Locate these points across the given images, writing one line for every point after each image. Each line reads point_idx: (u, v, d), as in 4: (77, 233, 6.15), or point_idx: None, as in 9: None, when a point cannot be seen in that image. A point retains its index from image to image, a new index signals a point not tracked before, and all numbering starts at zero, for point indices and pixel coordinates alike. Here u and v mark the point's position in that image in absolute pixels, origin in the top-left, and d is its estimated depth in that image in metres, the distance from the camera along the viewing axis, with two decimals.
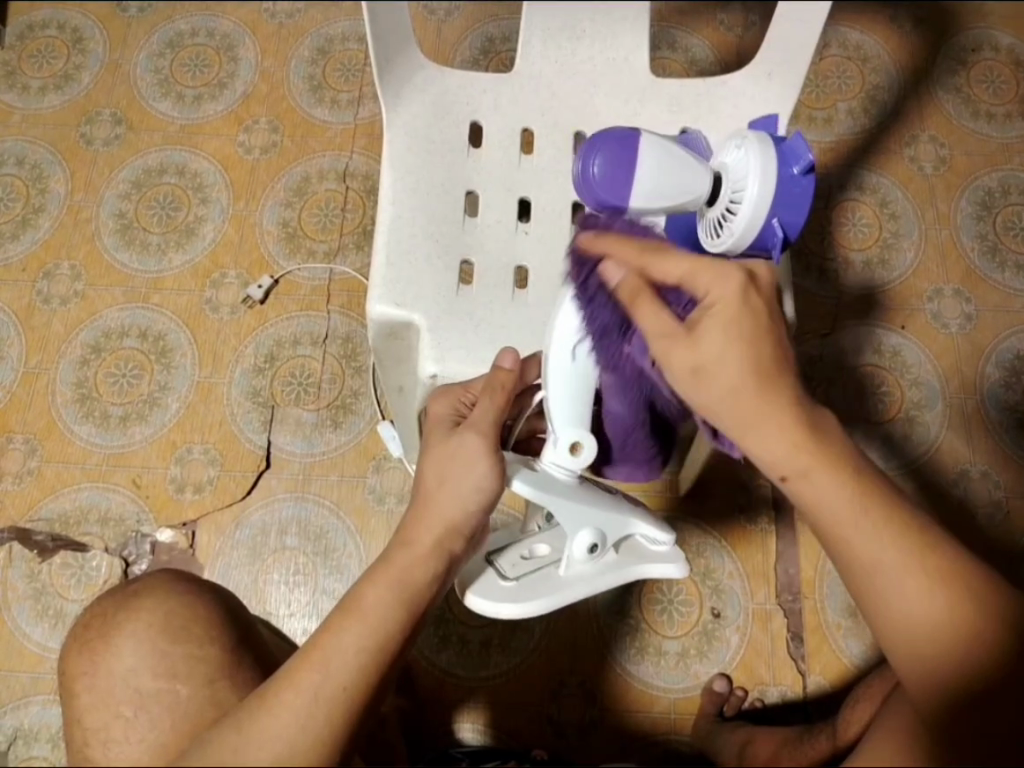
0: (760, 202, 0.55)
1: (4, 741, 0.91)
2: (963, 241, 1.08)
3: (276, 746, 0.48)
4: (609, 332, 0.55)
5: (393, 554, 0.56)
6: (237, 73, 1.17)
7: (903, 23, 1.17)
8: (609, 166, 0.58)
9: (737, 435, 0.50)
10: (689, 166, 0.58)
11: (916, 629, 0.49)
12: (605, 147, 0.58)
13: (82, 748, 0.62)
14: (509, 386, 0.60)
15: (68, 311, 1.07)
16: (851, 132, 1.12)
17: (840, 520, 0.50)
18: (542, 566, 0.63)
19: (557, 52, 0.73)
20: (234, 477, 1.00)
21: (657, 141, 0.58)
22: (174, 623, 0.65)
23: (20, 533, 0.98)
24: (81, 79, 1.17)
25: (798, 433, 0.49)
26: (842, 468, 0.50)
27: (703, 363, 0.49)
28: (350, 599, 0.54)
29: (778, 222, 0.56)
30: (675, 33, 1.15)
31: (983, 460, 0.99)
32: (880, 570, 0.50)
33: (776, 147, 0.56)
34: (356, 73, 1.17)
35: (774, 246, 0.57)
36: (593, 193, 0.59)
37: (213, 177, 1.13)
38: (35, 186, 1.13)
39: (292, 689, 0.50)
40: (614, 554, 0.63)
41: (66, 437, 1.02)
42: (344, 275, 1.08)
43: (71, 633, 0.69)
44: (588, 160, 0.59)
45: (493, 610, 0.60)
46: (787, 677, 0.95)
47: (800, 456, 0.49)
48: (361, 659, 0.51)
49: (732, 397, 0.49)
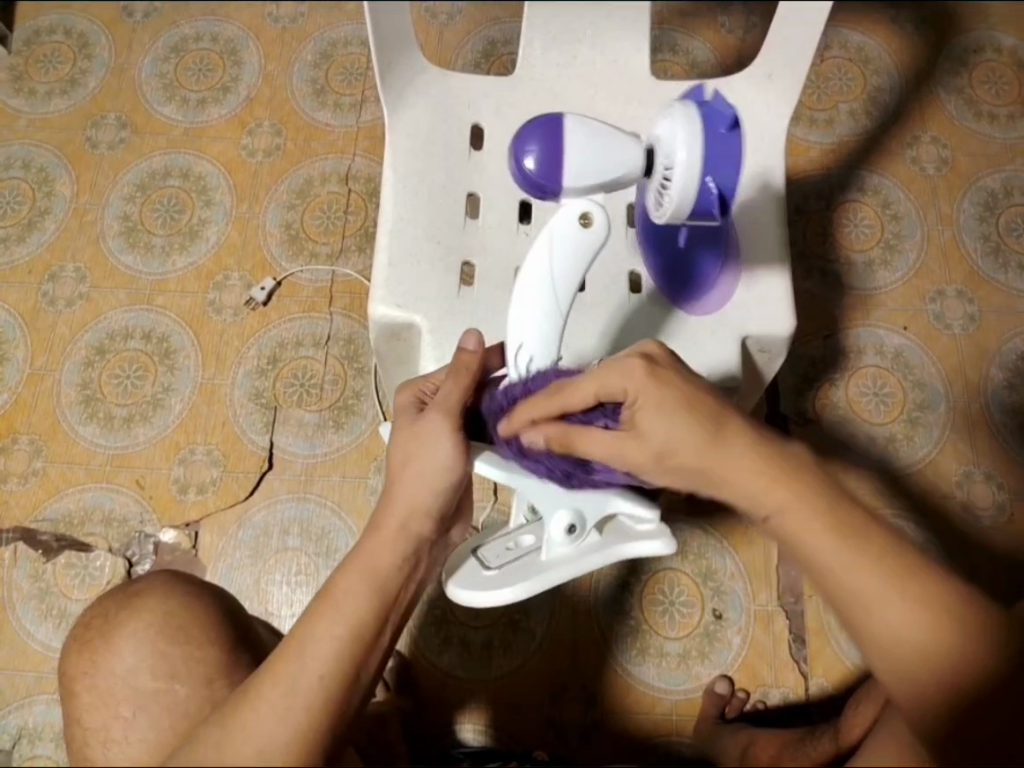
0: (692, 166, 0.56)
1: (8, 740, 0.92)
2: (965, 242, 1.08)
3: (268, 745, 0.48)
4: (572, 473, 0.57)
5: (363, 543, 0.56)
6: (240, 77, 1.18)
7: (904, 25, 1.17)
8: (544, 147, 0.59)
9: (713, 479, 0.51)
10: (616, 138, 0.60)
11: (906, 649, 0.48)
12: (535, 134, 0.60)
13: (83, 746, 0.62)
14: (473, 368, 0.59)
15: (73, 313, 1.08)
16: (852, 133, 1.13)
17: (824, 558, 0.49)
18: (524, 555, 0.63)
19: (557, 56, 0.74)
20: (237, 477, 1.01)
21: (580, 119, 0.60)
22: (177, 621, 0.66)
23: (24, 533, 0.99)
24: (87, 83, 1.18)
25: (775, 476, 0.50)
26: (824, 501, 0.50)
27: (658, 451, 0.51)
28: (325, 591, 0.54)
29: (712, 181, 0.56)
30: (675, 35, 1.16)
31: (986, 462, 0.99)
32: (865, 599, 0.48)
33: (697, 111, 0.57)
34: (358, 76, 1.17)
35: (713, 204, 0.57)
36: (525, 176, 0.61)
37: (217, 180, 1.13)
38: (41, 190, 1.14)
39: (272, 684, 0.50)
40: (598, 536, 0.62)
41: (71, 438, 1.03)
42: (347, 277, 1.08)
43: (72, 632, 0.69)
44: (521, 147, 0.61)
45: (472, 600, 0.61)
46: (789, 679, 0.94)
47: (776, 496, 0.50)
48: (341, 651, 0.52)
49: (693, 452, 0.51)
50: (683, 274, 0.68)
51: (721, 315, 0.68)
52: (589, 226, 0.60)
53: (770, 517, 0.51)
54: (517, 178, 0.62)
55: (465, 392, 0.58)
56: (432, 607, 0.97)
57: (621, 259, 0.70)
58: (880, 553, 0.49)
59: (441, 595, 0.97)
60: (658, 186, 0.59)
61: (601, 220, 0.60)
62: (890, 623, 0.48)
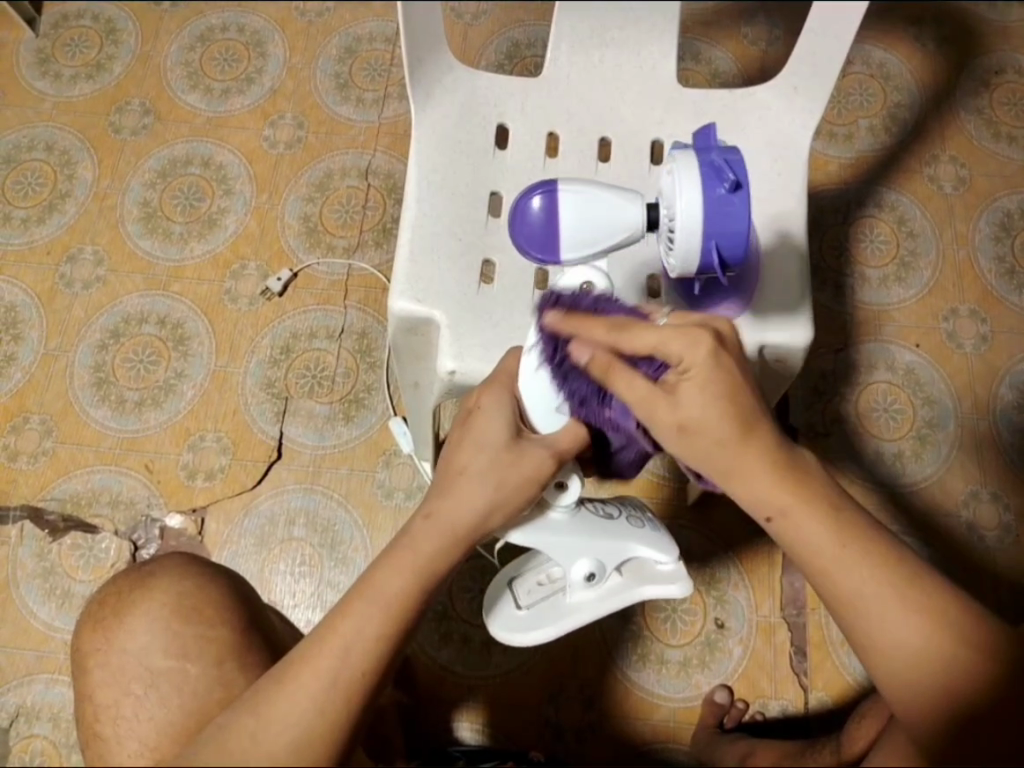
0: (692, 228, 0.57)
1: (6, 718, 0.92)
2: (980, 264, 1.08)
3: (307, 730, 0.50)
4: (587, 400, 0.57)
5: (410, 537, 0.56)
6: (265, 68, 1.19)
7: (927, 44, 1.18)
8: (551, 210, 0.64)
9: (725, 479, 0.53)
10: (614, 197, 0.64)
11: (908, 651, 0.52)
12: (535, 200, 0.65)
13: (96, 720, 0.63)
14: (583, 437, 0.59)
15: (89, 295, 1.09)
16: (871, 149, 1.13)
17: (826, 564, 0.53)
18: (551, 594, 0.67)
19: (585, 59, 0.74)
20: (245, 466, 1.01)
21: (575, 189, 0.64)
22: (191, 602, 0.66)
23: (32, 511, 1.00)
24: (113, 68, 1.19)
25: (776, 477, 0.52)
26: (821, 507, 0.53)
27: (685, 422, 0.51)
28: (368, 582, 0.54)
29: (714, 244, 0.58)
30: (699, 44, 1.16)
31: (993, 483, 0.99)
32: (863, 600, 0.52)
33: (699, 168, 0.57)
34: (381, 72, 1.18)
35: (716, 264, 0.59)
36: (526, 242, 0.66)
37: (237, 170, 1.14)
38: (63, 172, 1.15)
39: (312, 673, 0.51)
40: (619, 576, 0.66)
41: (82, 419, 1.03)
42: (362, 271, 1.09)
43: (88, 607, 0.69)
44: (523, 211, 0.66)
45: (505, 637, 0.67)
46: (788, 691, 0.94)
47: (780, 497, 0.52)
48: (381, 645, 0.53)
49: (714, 447, 0.51)
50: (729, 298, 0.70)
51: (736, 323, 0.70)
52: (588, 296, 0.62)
53: (774, 519, 0.53)
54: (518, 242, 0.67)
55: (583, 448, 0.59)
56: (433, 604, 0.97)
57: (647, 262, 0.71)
58: (872, 559, 0.53)
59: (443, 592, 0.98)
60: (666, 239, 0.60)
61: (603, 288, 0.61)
62: (886, 628, 0.52)
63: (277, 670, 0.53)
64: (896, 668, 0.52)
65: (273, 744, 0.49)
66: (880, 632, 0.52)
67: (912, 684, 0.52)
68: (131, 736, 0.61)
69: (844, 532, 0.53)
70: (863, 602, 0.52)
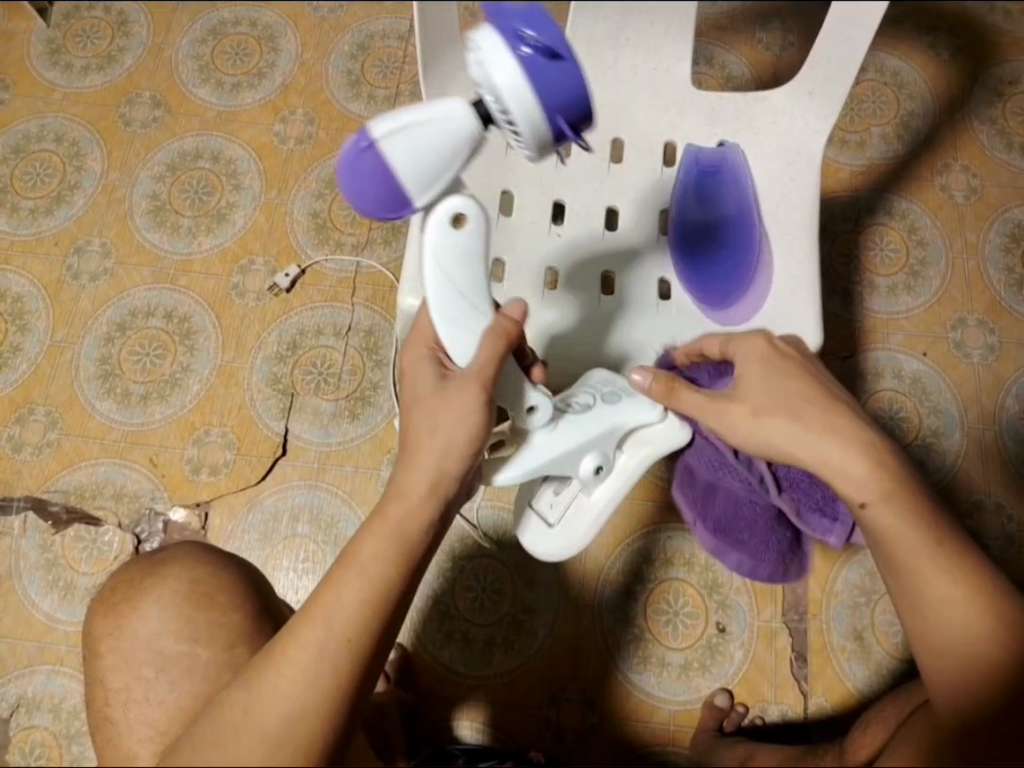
0: (526, 110, 0.49)
1: (7, 708, 0.92)
2: (989, 273, 1.08)
3: (298, 706, 0.48)
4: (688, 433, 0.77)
5: (387, 507, 0.55)
6: (277, 63, 1.19)
7: (941, 52, 1.18)
8: (381, 168, 0.51)
9: (815, 462, 0.60)
10: (432, 109, 0.51)
11: (963, 642, 0.56)
12: (355, 158, 0.51)
13: (103, 708, 0.63)
14: (513, 336, 0.58)
15: (96, 287, 1.09)
16: (883, 157, 1.13)
17: (913, 552, 0.58)
18: (573, 497, 0.73)
19: (601, 60, 0.75)
20: (250, 461, 1.01)
21: (385, 124, 0.50)
22: (197, 592, 0.66)
23: (36, 502, 1.00)
24: (124, 61, 1.19)
25: (878, 461, 0.59)
26: (915, 504, 0.59)
27: (759, 406, 0.61)
28: (348, 555, 0.54)
29: (557, 115, 0.50)
30: (712, 48, 1.16)
31: (998, 494, 0.99)
32: (943, 591, 0.57)
33: (500, 40, 0.48)
34: (393, 70, 1.18)
35: (566, 131, 0.51)
36: (378, 211, 0.53)
37: (247, 165, 1.14)
38: (72, 163, 1.14)
39: (300, 647, 0.50)
40: (623, 454, 0.70)
41: (88, 411, 1.03)
42: (370, 269, 1.09)
43: (97, 597, 0.69)
44: (348, 172, 0.52)
45: (550, 556, 0.73)
46: (789, 696, 0.94)
47: (880, 481, 0.59)
48: (367, 615, 0.51)
49: (794, 424, 0.60)
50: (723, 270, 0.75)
51: (746, 326, 0.73)
52: (463, 223, 0.55)
53: (869, 504, 0.59)
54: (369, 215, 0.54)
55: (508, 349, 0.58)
56: (435, 603, 0.98)
57: (652, 264, 0.75)
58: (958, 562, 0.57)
59: (446, 591, 0.98)
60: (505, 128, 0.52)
61: (468, 209, 0.55)
62: (950, 621, 0.56)
63: (267, 650, 0.52)
64: (942, 666, 0.56)
65: (265, 725, 0.48)
66: (947, 621, 0.56)
67: (954, 673, 0.56)
68: (133, 729, 0.61)
69: (922, 533, 0.58)
70: (944, 597, 0.57)
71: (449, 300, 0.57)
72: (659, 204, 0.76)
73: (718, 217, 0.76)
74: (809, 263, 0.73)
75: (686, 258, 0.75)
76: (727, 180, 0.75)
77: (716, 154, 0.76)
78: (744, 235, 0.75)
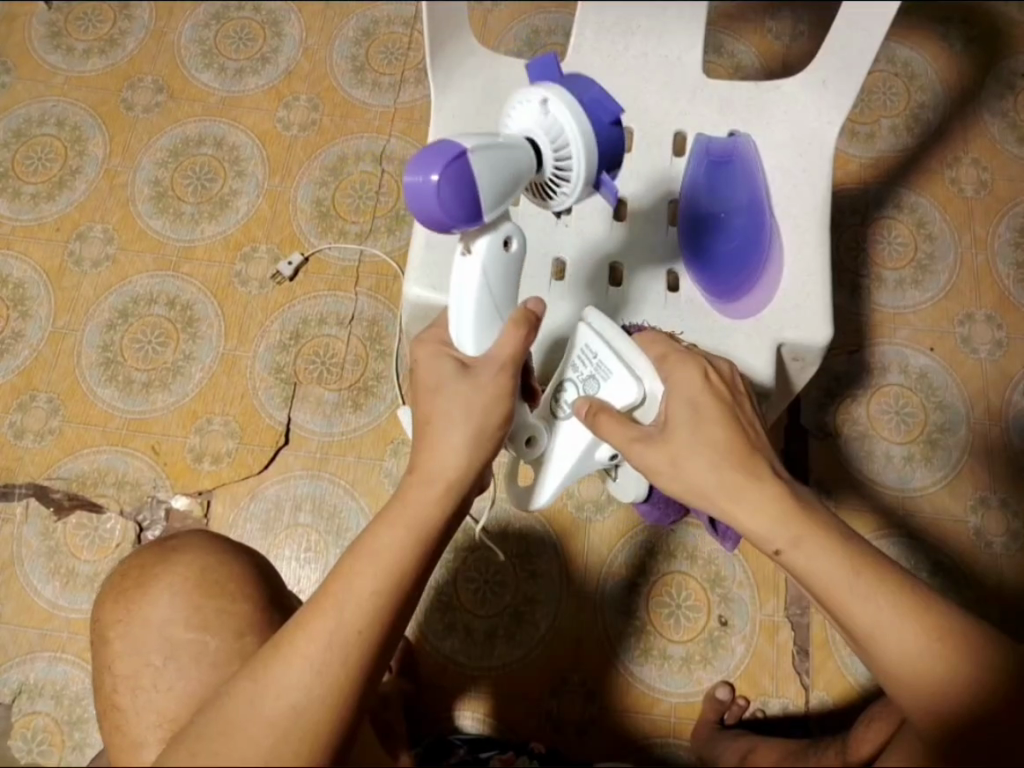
0: (589, 168, 0.57)
1: (10, 694, 0.92)
2: (998, 268, 1.07)
3: (308, 695, 0.48)
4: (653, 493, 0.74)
5: (407, 496, 0.55)
6: (281, 48, 1.17)
7: (953, 44, 1.16)
8: (464, 180, 0.51)
9: (730, 513, 0.57)
10: (505, 139, 0.54)
11: (913, 668, 0.53)
12: (444, 162, 0.50)
13: (110, 695, 0.63)
14: (533, 323, 0.58)
15: (98, 274, 1.08)
16: (892, 149, 1.12)
17: (837, 593, 0.54)
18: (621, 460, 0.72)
19: (611, 48, 0.76)
20: (253, 450, 1.01)
21: (476, 143, 0.51)
22: (211, 577, 0.66)
23: (37, 489, 0.99)
24: (126, 44, 1.18)
25: (779, 506, 0.56)
26: (829, 537, 0.55)
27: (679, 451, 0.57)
28: (362, 542, 0.53)
29: (605, 179, 0.60)
30: (722, 37, 1.15)
31: (1003, 490, 0.98)
32: (876, 625, 0.53)
33: (578, 106, 0.56)
34: (399, 56, 1.16)
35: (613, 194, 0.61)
36: (445, 224, 0.52)
37: (250, 151, 1.13)
38: (73, 148, 1.13)
39: (308, 637, 0.49)
40: None
41: (89, 398, 1.03)
42: (374, 258, 1.08)
43: (111, 579, 0.69)
44: (421, 186, 0.50)
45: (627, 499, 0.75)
46: (789, 690, 0.94)
47: (787, 528, 0.55)
48: (379, 602, 0.51)
49: (712, 473, 0.57)
50: (740, 265, 0.73)
51: (757, 319, 0.72)
52: (508, 249, 0.58)
53: (782, 552, 0.56)
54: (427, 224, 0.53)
55: (525, 338, 0.58)
56: (437, 594, 0.98)
57: (660, 255, 0.74)
58: (883, 587, 0.54)
59: (447, 583, 0.98)
60: (549, 184, 0.58)
61: (516, 236, 0.58)
62: (893, 649, 0.53)
63: (274, 640, 0.51)
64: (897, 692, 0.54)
65: (270, 718, 0.47)
66: (888, 651, 0.53)
67: (914, 698, 0.53)
68: (139, 717, 0.61)
69: (850, 564, 0.54)
70: (874, 632, 0.54)
71: (484, 312, 0.59)
72: (668, 194, 0.76)
73: (736, 208, 0.75)
74: (821, 255, 0.72)
75: (703, 255, 0.74)
76: (740, 170, 0.74)
77: (727, 144, 0.75)
78: (754, 227, 0.74)
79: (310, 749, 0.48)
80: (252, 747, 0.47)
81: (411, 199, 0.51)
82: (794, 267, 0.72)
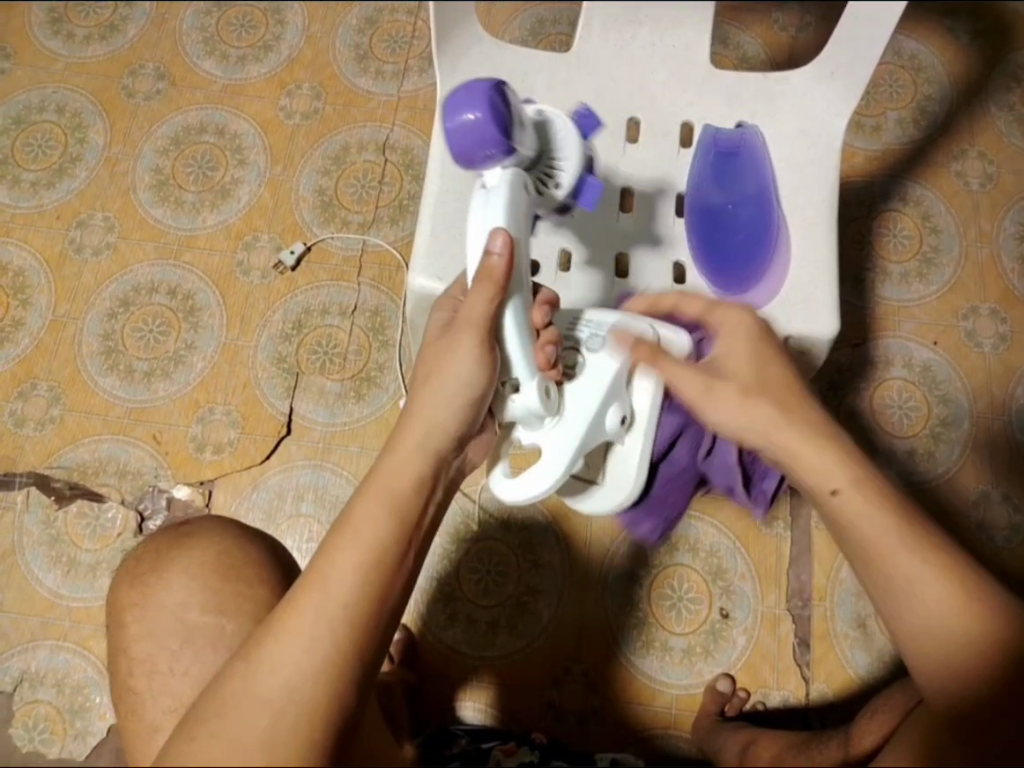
0: (580, 153, 0.69)
1: (10, 683, 0.92)
2: (1003, 262, 1.07)
3: (301, 675, 0.47)
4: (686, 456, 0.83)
5: (380, 465, 0.56)
6: (283, 36, 1.16)
7: (960, 36, 1.16)
8: (495, 106, 0.60)
9: (788, 451, 0.59)
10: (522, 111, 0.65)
11: (943, 631, 0.52)
12: (485, 87, 0.60)
13: (118, 682, 0.63)
14: (498, 275, 0.57)
15: (99, 262, 1.07)
16: (898, 142, 1.11)
17: (880, 542, 0.55)
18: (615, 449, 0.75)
19: (617, 37, 0.75)
20: (254, 440, 1.00)
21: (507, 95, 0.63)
22: (228, 561, 0.66)
23: (38, 477, 0.99)
24: (127, 30, 1.17)
25: (838, 451, 0.58)
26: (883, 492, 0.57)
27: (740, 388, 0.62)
28: (344, 518, 0.53)
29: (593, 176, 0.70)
30: (728, 28, 1.14)
31: (1005, 484, 0.99)
32: (914, 578, 0.54)
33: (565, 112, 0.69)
34: (402, 44, 1.16)
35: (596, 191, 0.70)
36: (476, 138, 0.59)
37: (252, 139, 1.12)
38: (74, 135, 1.12)
39: (298, 615, 0.49)
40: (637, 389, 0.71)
41: (90, 387, 1.02)
42: (377, 248, 1.07)
43: (122, 566, 0.70)
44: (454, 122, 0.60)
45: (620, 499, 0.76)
46: (790, 682, 0.95)
47: (844, 470, 0.57)
48: (366, 578, 0.50)
49: (769, 414, 0.60)
50: (747, 257, 0.73)
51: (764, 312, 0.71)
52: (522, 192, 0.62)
53: (839, 491, 0.57)
54: (461, 141, 0.60)
55: (492, 300, 0.58)
56: (440, 584, 0.98)
57: (666, 247, 0.74)
58: (929, 547, 0.54)
59: (449, 574, 0.98)
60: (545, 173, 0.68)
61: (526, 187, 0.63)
62: (926, 607, 0.53)
63: (266, 621, 0.50)
64: (923, 657, 0.53)
65: (266, 701, 0.47)
66: (922, 607, 0.53)
67: (938, 664, 0.52)
68: (148, 704, 0.61)
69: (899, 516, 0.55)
70: (912, 584, 0.54)
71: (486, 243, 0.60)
72: (675, 187, 0.75)
73: (744, 201, 0.74)
74: (829, 247, 0.71)
75: (712, 248, 0.75)
76: (749, 163, 0.74)
77: (735, 136, 0.74)
78: (761, 219, 0.74)
79: (307, 729, 0.46)
80: (252, 730, 0.46)
81: (452, 114, 0.59)
82: (800, 258, 0.71)
